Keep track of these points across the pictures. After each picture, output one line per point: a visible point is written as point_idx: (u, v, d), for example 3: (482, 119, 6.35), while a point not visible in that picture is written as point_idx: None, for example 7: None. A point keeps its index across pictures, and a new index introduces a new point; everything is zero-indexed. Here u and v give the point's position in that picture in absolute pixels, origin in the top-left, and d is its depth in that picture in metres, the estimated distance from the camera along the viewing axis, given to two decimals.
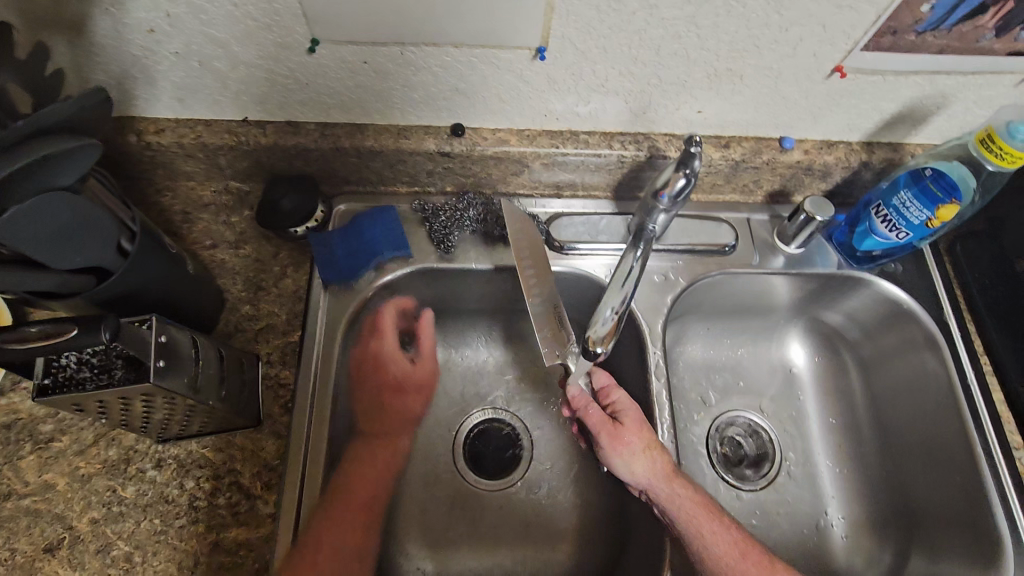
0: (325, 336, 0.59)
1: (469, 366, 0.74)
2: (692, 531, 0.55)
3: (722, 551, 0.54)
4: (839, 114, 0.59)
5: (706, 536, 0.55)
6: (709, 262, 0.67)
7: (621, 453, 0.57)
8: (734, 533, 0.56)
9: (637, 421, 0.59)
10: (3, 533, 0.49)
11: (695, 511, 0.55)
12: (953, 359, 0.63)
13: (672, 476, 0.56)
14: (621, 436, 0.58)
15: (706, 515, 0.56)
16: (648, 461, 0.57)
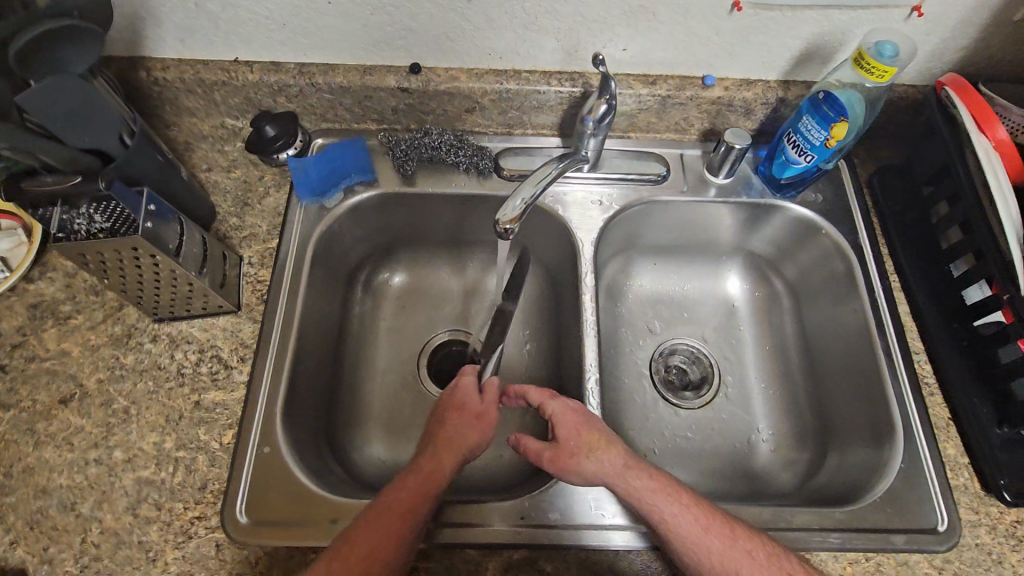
0: (299, 244, 0.69)
1: (434, 289, 0.82)
2: (650, 516, 0.53)
3: (685, 532, 0.51)
4: (750, 51, 0.67)
5: (665, 515, 0.52)
6: (642, 190, 0.76)
7: (572, 463, 0.56)
8: (697, 511, 0.53)
9: (572, 428, 0.57)
10: (28, 386, 0.60)
11: (649, 495, 0.53)
12: (861, 274, 0.70)
13: (621, 472, 0.55)
14: (566, 447, 0.57)
15: (660, 498, 0.53)
16: (598, 463, 0.56)
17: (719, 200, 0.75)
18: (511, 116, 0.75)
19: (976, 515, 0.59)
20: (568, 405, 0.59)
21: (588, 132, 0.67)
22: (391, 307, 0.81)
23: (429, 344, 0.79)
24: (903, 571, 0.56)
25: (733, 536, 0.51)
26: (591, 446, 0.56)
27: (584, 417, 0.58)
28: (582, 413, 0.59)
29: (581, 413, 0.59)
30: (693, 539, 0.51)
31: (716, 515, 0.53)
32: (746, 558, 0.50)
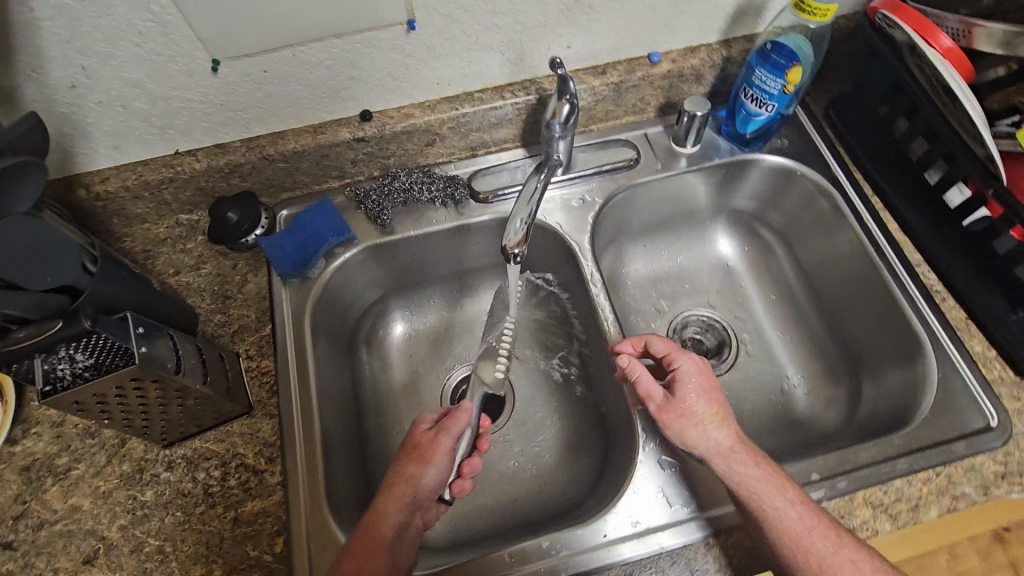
0: (293, 319, 0.65)
1: (438, 330, 0.80)
2: (750, 501, 0.53)
3: (789, 523, 0.51)
4: (688, 19, 0.68)
5: (767, 503, 0.52)
6: (618, 178, 0.75)
7: (682, 418, 0.58)
8: (806, 510, 0.52)
9: (698, 390, 0.59)
10: (44, 557, 0.54)
11: (755, 483, 0.53)
12: (845, 204, 0.72)
13: (729, 453, 0.55)
14: (683, 402, 0.58)
15: (771, 486, 0.53)
16: (706, 434, 0.56)
17: (692, 168, 0.76)
18: (473, 139, 0.73)
19: (1020, 401, 0.61)
20: (698, 365, 0.61)
21: (556, 136, 0.66)
22: (401, 359, 0.78)
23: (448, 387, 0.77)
24: (973, 476, 0.57)
25: (836, 541, 0.50)
26: (706, 414, 0.57)
27: (710, 384, 0.60)
28: (709, 378, 0.60)
29: (706, 379, 0.60)
30: (794, 531, 0.51)
31: (820, 516, 0.52)
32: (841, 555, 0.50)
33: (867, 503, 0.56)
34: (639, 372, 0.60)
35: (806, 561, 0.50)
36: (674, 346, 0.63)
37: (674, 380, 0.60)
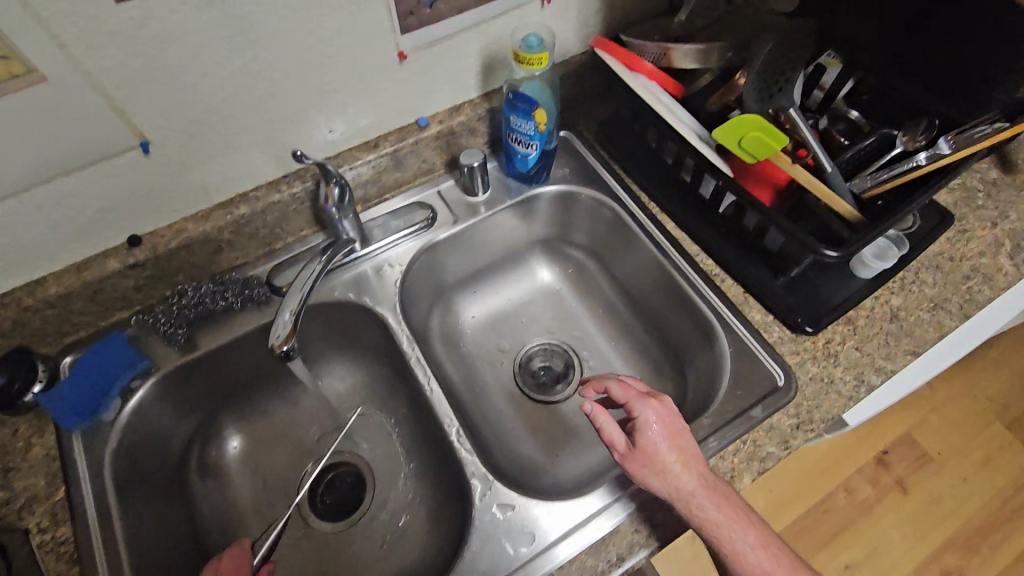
0: (93, 472, 0.60)
1: (281, 432, 0.78)
2: (720, 545, 0.53)
3: (758, 562, 0.53)
4: (441, 83, 0.72)
5: (735, 545, 0.53)
6: (416, 240, 0.78)
7: (647, 468, 0.56)
8: (771, 549, 0.53)
9: (660, 436, 0.57)
10: None
11: (723, 530, 0.53)
12: (627, 214, 0.79)
13: (701, 497, 0.54)
14: (648, 451, 0.56)
15: (738, 530, 0.53)
16: (672, 482, 0.55)
17: (491, 213, 0.80)
18: (264, 235, 0.73)
19: (799, 355, 0.68)
20: (660, 411, 0.59)
21: (336, 217, 0.69)
22: (244, 474, 0.74)
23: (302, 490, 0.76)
24: (774, 435, 0.63)
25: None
26: (672, 464, 0.55)
27: (674, 428, 0.58)
28: (673, 422, 0.58)
29: (669, 422, 0.58)
30: (761, 570, 0.52)
31: (782, 550, 0.54)
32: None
33: None
34: (603, 421, 0.58)
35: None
36: (635, 392, 0.60)
37: (637, 428, 0.58)
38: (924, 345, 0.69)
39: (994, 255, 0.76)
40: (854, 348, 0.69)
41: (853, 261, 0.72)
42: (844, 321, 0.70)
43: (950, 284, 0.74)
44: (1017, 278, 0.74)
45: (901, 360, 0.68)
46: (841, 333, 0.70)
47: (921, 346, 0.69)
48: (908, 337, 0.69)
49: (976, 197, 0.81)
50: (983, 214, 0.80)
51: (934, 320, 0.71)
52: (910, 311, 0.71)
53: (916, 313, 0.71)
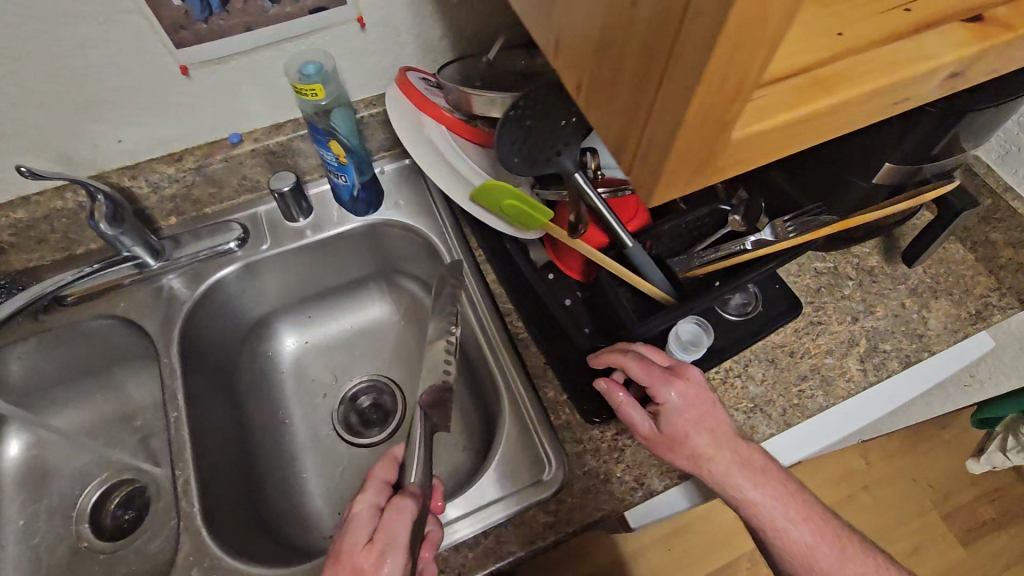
0: None
1: (72, 436, 0.77)
2: (752, 515, 0.58)
3: (781, 539, 0.58)
4: (251, 100, 0.67)
5: (768, 517, 0.58)
6: (218, 262, 0.74)
7: (672, 451, 0.57)
8: (814, 523, 0.59)
9: (704, 413, 0.56)
10: None
11: (758, 506, 0.58)
12: (451, 259, 0.74)
13: (732, 481, 0.56)
14: (670, 434, 0.56)
15: (775, 506, 0.58)
16: (711, 462, 0.56)
17: (314, 239, 0.76)
18: (58, 240, 0.70)
19: (581, 444, 0.62)
20: (683, 394, 0.56)
21: (113, 236, 0.65)
22: (23, 478, 0.75)
23: (83, 502, 0.75)
24: (522, 530, 0.58)
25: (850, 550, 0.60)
26: (703, 451, 0.56)
27: (704, 411, 0.56)
28: (700, 404, 0.57)
29: (696, 404, 0.57)
30: (805, 542, 0.59)
31: (827, 528, 0.60)
32: (827, 546, 0.59)
33: None
34: (619, 398, 0.57)
35: (803, 558, 0.59)
36: (656, 375, 0.56)
37: (657, 409, 0.57)
38: None
39: (844, 355, 0.68)
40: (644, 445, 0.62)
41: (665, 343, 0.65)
42: None
43: (780, 383, 0.66)
44: (861, 386, 0.66)
45: None
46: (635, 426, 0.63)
47: None
48: None
49: (844, 285, 0.72)
50: (847, 306, 0.71)
51: (745, 424, 0.64)
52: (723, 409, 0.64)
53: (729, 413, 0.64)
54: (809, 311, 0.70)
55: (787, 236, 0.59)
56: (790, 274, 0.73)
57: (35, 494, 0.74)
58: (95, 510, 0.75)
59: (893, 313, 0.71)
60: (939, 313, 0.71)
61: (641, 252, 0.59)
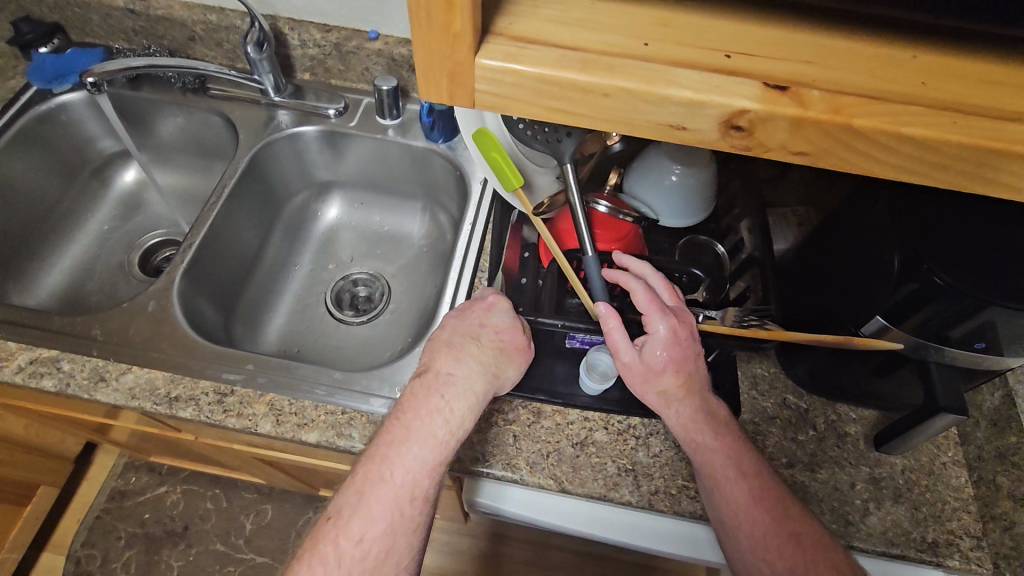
0: (17, 112, 0.85)
1: (167, 192, 0.99)
2: (702, 465, 0.55)
3: (726, 495, 0.53)
4: (395, 10, 0.82)
5: (715, 469, 0.54)
6: (313, 118, 0.89)
7: (644, 383, 0.57)
8: (768, 506, 0.52)
9: (683, 356, 0.57)
10: None
11: (706, 453, 0.55)
12: (472, 205, 0.81)
13: (693, 427, 0.56)
14: (650, 366, 0.56)
15: (725, 458, 0.54)
16: (670, 405, 0.56)
17: (392, 139, 0.88)
18: (228, 49, 0.90)
19: None
20: (675, 328, 0.57)
21: (255, 58, 0.82)
22: (124, 199, 0.99)
23: (146, 238, 0.97)
24: (370, 427, 0.62)
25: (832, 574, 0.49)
26: (673, 391, 0.56)
27: (687, 353, 0.57)
28: (687, 346, 0.57)
29: (682, 346, 0.57)
30: (759, 530, 0.51)
31: (799, 536, 0.51)
32: (786, 542, 0.51)
33: (268, 402, 0.63)
34: (612, 326, 0.57)
35: (753, 549, 0.51)
36: (652, 303, 0.57)
37: (645, 340, 0.57)
38: (575, 485, 0.60)
39: None
40: (510, 433, 0.62)
41: (579, 366, 0.64)
42: (531, 409, 0.64)
43: (673, 467, 0.61)
44: None
45: (537, 478, 0.60)
46: (514, 415, 0.63)
47: (568, 483, 0.60)
48: (568, 468, 0.61)
49: (802, 430, 0.66)
50: (789, 448, 0.65)
51: (611, 478, 0.60)
52: (601, 453, 0.62)
53: (604, 459, 0.61)
54: (747, 428, 0.66)
55: (732, 325, 0.59)
56: (753, 389, 0.68)
57: (125, 214, 0.98)
58: (148, 248, 0.96)
59: (834, 484, 0.63)
60: (886, 516, 0.62)
61: (597, 274, 0.59)
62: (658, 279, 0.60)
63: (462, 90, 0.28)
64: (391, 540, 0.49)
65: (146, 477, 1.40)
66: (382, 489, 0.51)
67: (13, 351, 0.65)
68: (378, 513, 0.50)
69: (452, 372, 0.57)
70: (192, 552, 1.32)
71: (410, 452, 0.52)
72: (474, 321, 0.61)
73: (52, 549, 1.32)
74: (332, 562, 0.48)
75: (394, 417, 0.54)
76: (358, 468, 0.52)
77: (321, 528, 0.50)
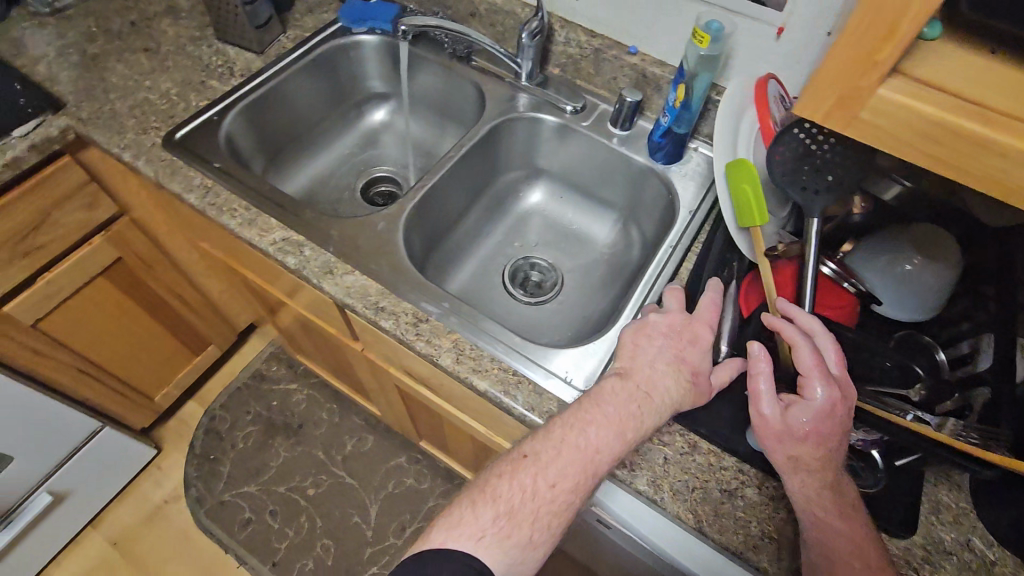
0: (324, 39, 1.02)
1: (402, 137, 1.13)
2: (819, 547, 0.51)
3: None
4: (665, 35, 0.86)
5: (831, 551, 0.50)
6: (552, 109, 0.95)
7: (777, 443, 0.52)
8: None
9: (830, 430, 0.51)
10: (148, 39, 1.00)
11: (826, 538, 0.51)
12: (677, 231, 0.81)
13: (818, 504, 0.51)
14: (790, 429, 0.52)
15: (850, 547, 0.50)
16: (798, 473, 0.52)
17: (616, 147, 0.92)
18: (498, 31, 1.01)
19: None
20: (835, 401, 0.51)
21: (524, 43, 0.91)
22: (367, 133, 1.13)
23: (374, 171, 1.12)
24: (534, 396, 0.65)
25: None
26: (806, 462, 0.51)
27: (838, 429, 0.51)
28: (840, 422, 0.51)
29: (834, 420, 0.51)
30: None
31: None
32: None
33: (453, 340, 0.69)
34: (759, 372, 0.53)
35: None
36: (816, 366, 0.52)
37: (795, 401, 0.52)
38: (713, 530, 0.58)
39: None
40: (661, 454, 0.62)
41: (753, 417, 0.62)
42: (687, 440, 0.63)
43: None
44: None
45: (677, 507, 0.59)
46: (670, 439, 0.63)
47: (707, 525, 0.58)
48: (710, 510, 0.59)
49: None
50: None
51: (752, 538, 0.58)
52: (748, 510, 0.59)
53: (750, 518, 0.59)
54: (915, 552, 0.59)
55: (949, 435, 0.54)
56: (932, 515, 0.61)
57: (364, 146, 1.13)
58: (373, 180, 1.11)
59: None
60: None
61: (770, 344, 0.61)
62: (829, 340, 0.54)
63: (844, 112, 0.31)
64: (572, 499, 0.53)
65: (283, 370, 1.59)
66: (579, 452, 0.54)
67: (272, 227, 0.77)
68: (571, 471, 0.53)
69: (651, 389, 0.57)
70: (298, 448, 1.47)
71: (609, 434, 0.55)
72: (678, 344, 0.61)
73: (197, 399, 1.53)
74: (526, 493, 0.53)
75: (599, 396, 0.58)
76: (558, 427, 0.56)
77: (516, 461, 0.55)
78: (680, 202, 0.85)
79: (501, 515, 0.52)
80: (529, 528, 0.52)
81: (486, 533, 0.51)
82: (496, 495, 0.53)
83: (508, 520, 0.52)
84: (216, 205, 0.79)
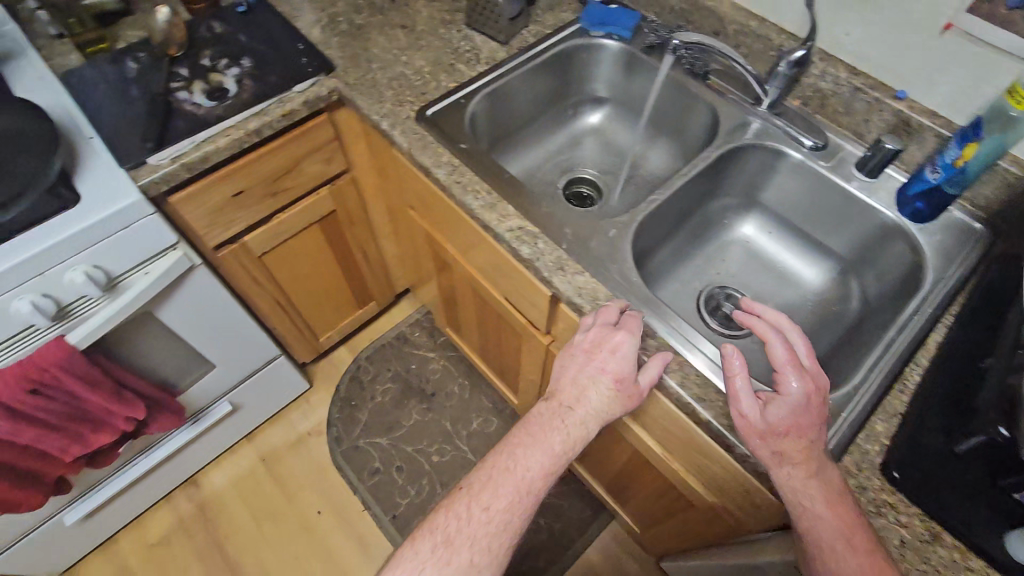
0: (566, 36, 1.04)
1: (612, 143, 1.14)
2: (815, 542, 0.55)
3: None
4: (949, 84, 0.79)
5: (822, 540, 0.54)
6: (791, 141, 0.91)
7: (764, 439, 0.57)
8: None
9: (804, 416, 0.57)
10: (404, 16, 1.08)
11: (818, 527, 0.55)
12: (925, 295, 0.75)
13: (804, 492, 0.56)
14: (772, 424, 0.57)
15: (838, 532, 0.54)
16: (790, 470, 0.56)
17: (856, 192, 0.86)
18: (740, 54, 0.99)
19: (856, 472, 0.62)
20: (808, 392, 0.57)
21: (779, 70, 0.87)
22: (575, 133, 1.15)
23: (579, 172, 1.13)
24: None
25: None
26: (792, 454, 0.56)
27: (815, 417, 0.57)
28: (814, 408, 0.57)
29: (810, 408, 0.57)
30: None
31: None
32: None
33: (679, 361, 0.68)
34: (738, 375, 0.59)
35: None
36: (789, 361, 0.58)
37: (773, 398, 0.58)
38: None
39: None
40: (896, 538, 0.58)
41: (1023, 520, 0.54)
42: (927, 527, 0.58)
43: None
44: None
45: None
46: (908, 521, 0.59)
47: None
48: None
49: None
50: None
51: None
52: None
53: None
54: None
55: None
56: None
57: (571, 146, 1.15)
58: (575, 180, 1.13)
59: None
60: None
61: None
62: (795, 334, 0.61)
63: None
64: (508, 520, 0.59)
65: (425, 338, 1.67)
66: (514, 478, 0.60)
67: (509, 215, 0.81)
68: (504, 490, 0.60)
69: (571, 404, 0.65)
70: (429, 414, 1.55)
71: (535, 451, 0.62)
72: (592, 362, 0.66)
73: (346, 347, 1.65)
74: (462, 520, 0.58)
75: (523, 424, 0.65)
76: (490, 457, 0.63)
77: (453, 495, 0.61)
78: (931, 267, 0.78)
79: (439, 544, 0.57)
80: (470, 553, 0.57)
81: (426, 564, 0.56)
82: (433, 526, 0.59)
83: (448, 546, 0.57)
84: (460, 183, 0.84)
